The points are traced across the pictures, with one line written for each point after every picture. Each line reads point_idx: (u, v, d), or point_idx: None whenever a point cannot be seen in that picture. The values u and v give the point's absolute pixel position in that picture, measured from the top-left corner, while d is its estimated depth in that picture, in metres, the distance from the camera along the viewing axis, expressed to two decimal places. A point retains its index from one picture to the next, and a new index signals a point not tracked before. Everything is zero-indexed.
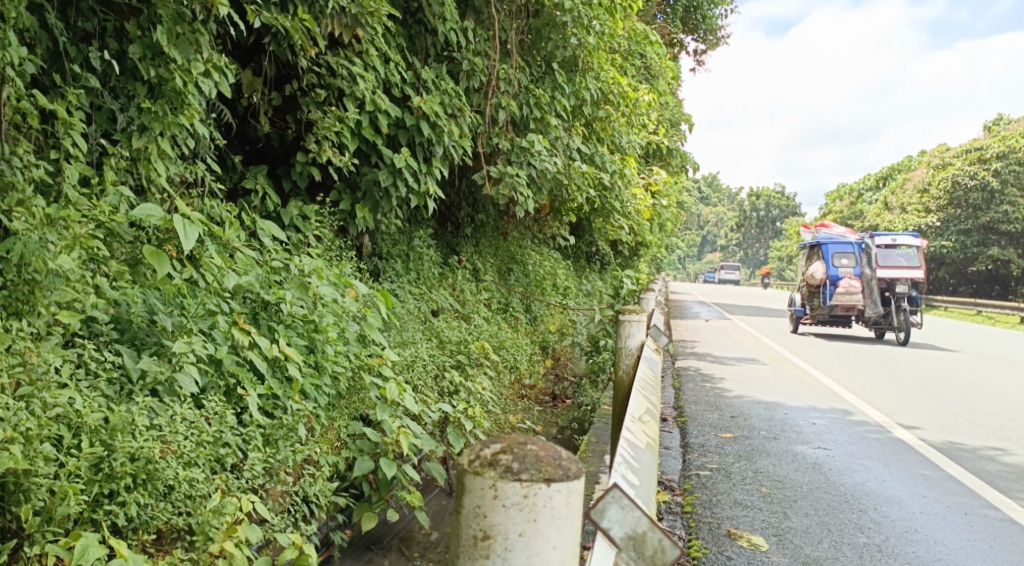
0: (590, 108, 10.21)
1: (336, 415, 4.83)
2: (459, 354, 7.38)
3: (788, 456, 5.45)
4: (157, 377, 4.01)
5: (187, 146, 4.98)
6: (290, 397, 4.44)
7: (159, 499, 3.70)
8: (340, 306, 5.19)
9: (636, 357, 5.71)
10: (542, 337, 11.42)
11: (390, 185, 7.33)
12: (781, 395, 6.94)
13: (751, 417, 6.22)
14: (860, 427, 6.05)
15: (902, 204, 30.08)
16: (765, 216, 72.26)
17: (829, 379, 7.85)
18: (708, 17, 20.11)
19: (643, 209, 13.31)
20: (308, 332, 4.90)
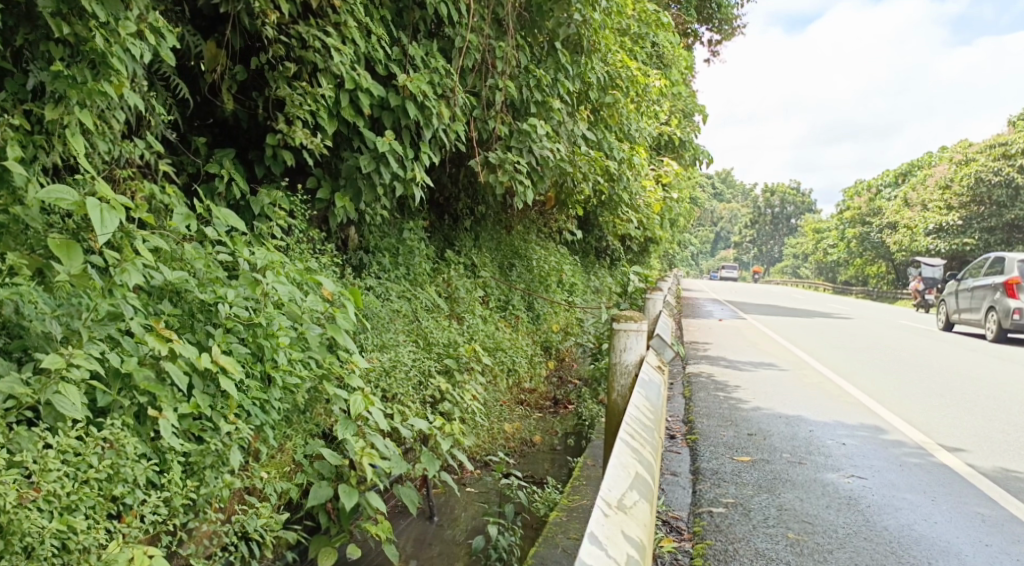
0: (596, 92, 9.53)
1: (290, 434, 4.27)
2: (447, 358, 6.76)
3: (818, 488, 4.76)
4: (23, 403, 3.46)
5: (117, 119, 4.37)
6: (224, 417, 3.95)
7: (20, 554, 3.27)
8: (297, 305, 4.56)
9: (633, 376, 4.93)
10: (545, 336, 10.79)
11: (373, 172, 6.68)
12: (803, 408, 6.26)
13: (770, 436, 5.53)
14: (898, 449, 5.36)
15: (923, 200, 29.22)
16: (780, 212, 71.37)
17: (858, 389, 7.14)
18: (723, 6, 19.33)
19: (653, 203, 12.63)
20: (259, 335, 4.26)
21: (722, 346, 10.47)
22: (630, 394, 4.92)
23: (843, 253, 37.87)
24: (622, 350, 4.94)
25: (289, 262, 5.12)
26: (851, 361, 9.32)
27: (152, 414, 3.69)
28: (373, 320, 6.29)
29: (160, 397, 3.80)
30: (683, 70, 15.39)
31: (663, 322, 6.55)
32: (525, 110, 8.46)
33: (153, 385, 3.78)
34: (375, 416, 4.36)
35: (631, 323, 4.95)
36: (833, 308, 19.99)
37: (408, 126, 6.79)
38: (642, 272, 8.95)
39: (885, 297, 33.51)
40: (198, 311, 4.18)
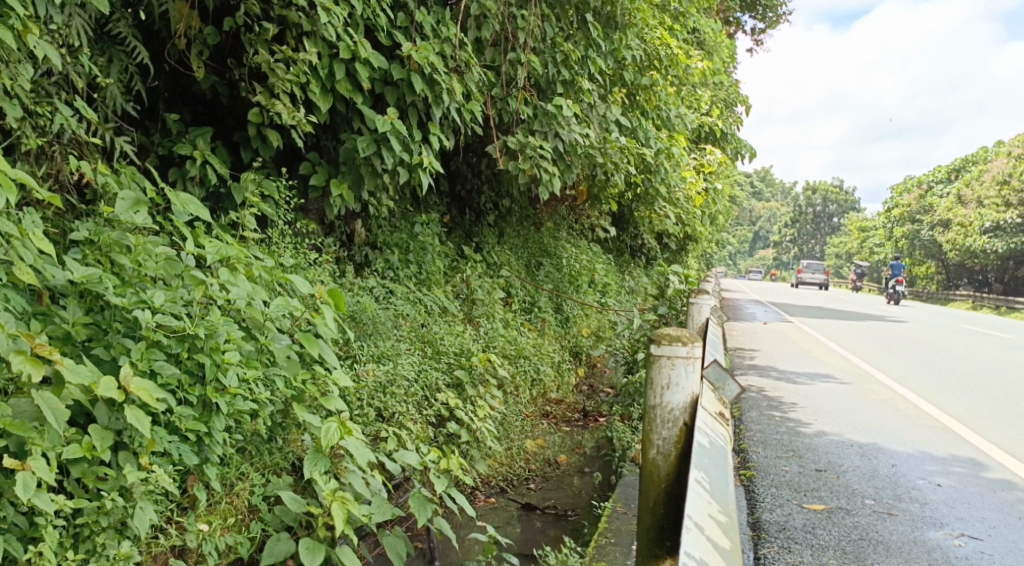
0: (630, 72, 8.66)
1: (237, 475, 3.62)
2: (457, 369, 5.95)
3: (921, 555, 3.85)
4: None
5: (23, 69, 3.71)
6: (134, 463, 3.30)
7: None
8: (260, 311, 3.77)
9: (680, 429, 3.76)
10: (574, 341, 9.95)
11: (375, 156, 5.85)
12: (879, 437, 5.34)
13: (846, 476, 4.63)
14: (1012, 498, 4.44)
15: (979, 196, 27.88)
16: (822, 211, 69.80)
17: (943, 414, 6.18)
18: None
19: (693, 195, 11.70)
20: (200, 349, 3.54)
21: (771, 353, 9.52)
22: (672, 452, 3.77)
23: (890, 252, 36.47)
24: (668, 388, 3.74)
25: (261, 259, 4.32)
26: (920, 373, 8.36)
27: (10, 466, 3.01)
28: (371, 328, 5.48)
29: (27, 440, 3.11)
30: (726, 55, 14.39)
31: (714, 333, 5.65)
32: (551, 90, 7.61)
33: (16, 423, 3.09)
34: (359, 452, 3.52)
35: (683, 348, 3.73)
36: (884, 311, 18.87)
37: (418, 103, 5.95)
38: (680, 270, 7.98)
39: (935, 298, 32.14)
40: (117, 319, 3.48)
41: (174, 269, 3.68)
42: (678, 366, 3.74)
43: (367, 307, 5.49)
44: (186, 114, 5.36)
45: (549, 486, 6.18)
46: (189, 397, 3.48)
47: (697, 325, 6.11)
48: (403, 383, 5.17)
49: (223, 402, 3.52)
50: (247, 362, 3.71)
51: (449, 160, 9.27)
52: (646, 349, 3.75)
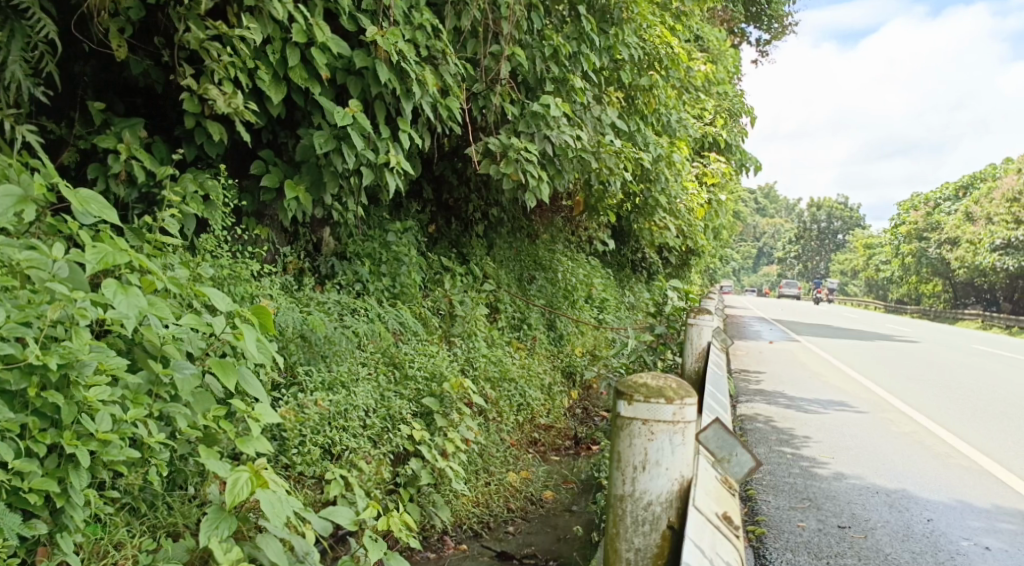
0: (627, 71, 8.02)
1: (101, 533, 3.25)
2: (425, 396, 5.27)
3: None
4: None
5: None
6: None
7: None
8: (157, 333, 3.41)
9: (658, 535, 3.38)
10: (567, 361, 9.27)
11: (336, 155, 5.18)
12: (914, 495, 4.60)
13: (881, 551, 3.92)
14: None
15: (990, 213, 27.16)
16: (827, 228, 69.07)
17: (983, 460, 5.45)
18: (773, 2, 17.62)
19: (695, 207, 11.05)
20: (61, 386, 3.20)
21: (778, 376, 8.82)
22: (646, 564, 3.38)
23: (897, 269, 35.73)
24: (643, 470, 3.37)
25: (177, 271, 3.67)
26: (943, 401, 7.65)
27: None
28: (323, 352, 4.78)
29: None
30: (731, 63, 13.75)
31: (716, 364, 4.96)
32: (540, 88, 6.96)
33: None
34: (269, 509, 2.83)
35: (667, 414, 3.35)
36: (896, 330, 18.12)
37: (385, 95, 5.28)
38: (679, 286, 7.29)
39: (945, 316, 31.35)
40: None
41: (40, 279, 3.33)
42: (658, 438, 3.36)
43: (320, 327, 4.80)
44: (116, 105, 4.71)
45: (532, 529, 5.48)
46: (35, 446, 3.09)
47: (697, 351, 5.45)
48: (359, 413, 4.48)
49: (77, 452, 3.12)
50: (133, 398, 3.34)
51: (432, 166, 8.63)
52: (614, 408, 3.38)
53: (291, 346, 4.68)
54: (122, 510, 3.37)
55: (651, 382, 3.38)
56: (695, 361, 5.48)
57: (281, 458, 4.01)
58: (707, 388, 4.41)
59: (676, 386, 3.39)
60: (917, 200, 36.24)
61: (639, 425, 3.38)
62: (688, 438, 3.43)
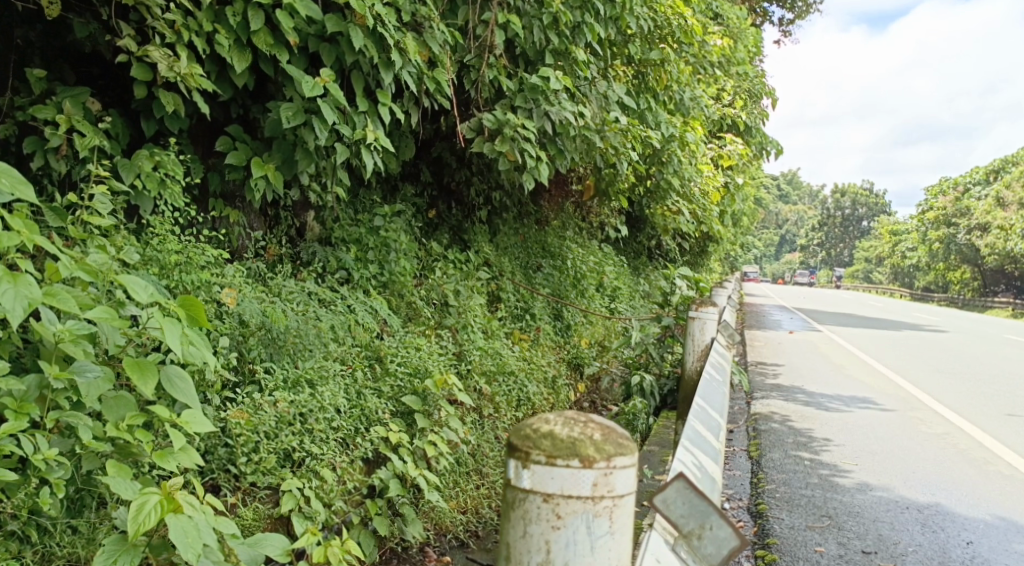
0: (636, 45, 7.52)
1: None
2: (406, 393, 4.83)
3: None
4: None
5: None
6: None
7: None
8: (48, 330, 3.14)
9: None
10: (575, 352, 8.82)
11: (306, 131, 4.74)
12: (949, 523, 4.15)
13: None
14: None
15: (1018, 199, 26.36)
16: (850, 215, 67.99)
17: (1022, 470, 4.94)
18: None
19: (710, 190, 10.53)
20: None
21: (795, 370, 8.31)
22: None
23: (922, 256, 34.95)
24: None
25: (92, 257, 3.38)
26: (974, 398, 7.12)
27: None
28: (289, 346, 4.33)
29: None
30: (751, 42, 13.19)
31: (717, 361, 4.47)
32: (540, 61, 6.48)
33: None
34: (178, 540, 2.69)
35: (583, 487, 2.28)
36: (921, 318, 17.51)
37: (363, 64, 4.85)
38: (689, 273, 6.81)
39: (971, 304, 30.59)
40: None
41: None
42: (567, 525, 2.28)
43: (285, 318, 4.36)
44: (67, 76, 4.31)
45: None
46: None
47: (699, 348, 4.94)
48: (325, 414, 4.05)
49: None
50: (18, 407, 3.07)
51: (431, 147, 8.18)
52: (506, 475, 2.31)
53: (252, 339, 4.24)
54: (11, 538, 3.08)
55: (561, 433, 2.33)
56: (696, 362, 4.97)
57: (229, 468, 3.62)
58: (697, 403, 3.65)
59: (600, 443, 2.32)
60: (943, 184, 35.39)
61: (539, 503, 2.29)
62: (618, 528, 2.33)
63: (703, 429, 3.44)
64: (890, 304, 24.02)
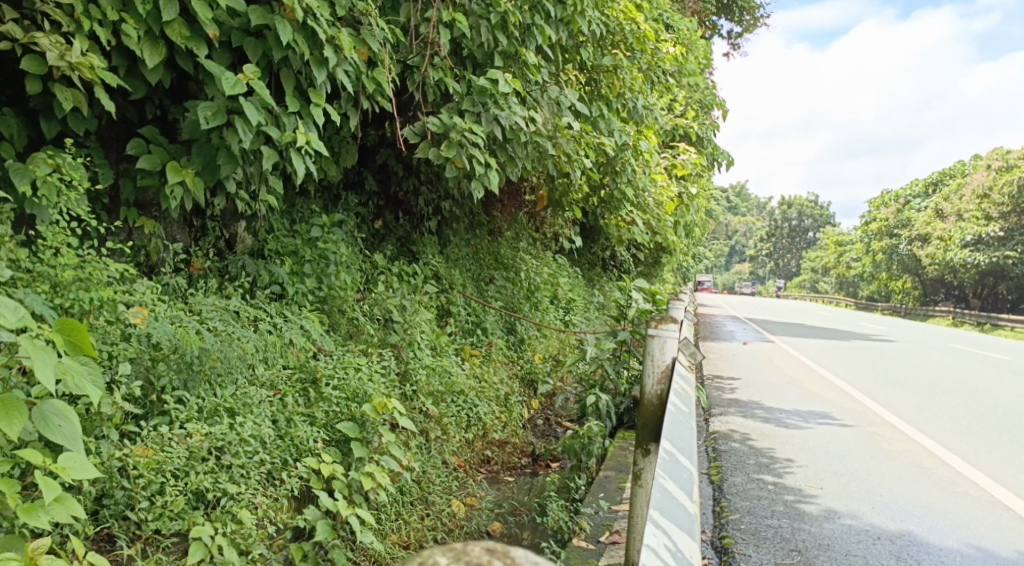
0: (588, 49, 7.20)
1: None
2: (340, 420, 4.41)
3: None
4: None
5: None
6: None
7: None
8: None
9: None
10: (527, 368, 8.45)
11: (228, 134, 4.32)
12: (926, 556, 3.84)
13: None
14: None
15: (958, 210, 26.62)
16: (799, 226, 68.72)
17: (998, 492, 4.65)
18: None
19: (664, 200, 10.24)
20: None
21: (753, 384, 8.02)
22: None
23: (870, 266, 35.24)
24: None
25: None
26: (941, 412, 6.86)
27: None
28: (207, 369, 3.89)
29: None
30: (703, 52, 13.00)
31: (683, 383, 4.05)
32: (488, 63, 6.10)
33: None
34: None
35: None
36: (873, 329, 17.43)
37: (293, 61, 4.45)
38: (645, 285, 6.50)
39: (911, 314, 30.82)
40: None
41: None
42: None
43: (205, 338, 3.96)
44: None
45: None
46: None
47: (658, 371, 4.28)
48: (246, 446, 3.71)
49: None
50: None
51: (375, 155, 7.78)
52: None
53: (161, 365, 3.79)
54: None
55: None
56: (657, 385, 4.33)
57: (126, 514, 3.35)
58: (665, 442, 3.26)
59: None
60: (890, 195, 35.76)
61: None
62: None
63: (672, 478, 3.04)
64: (839, 315, 24.04)
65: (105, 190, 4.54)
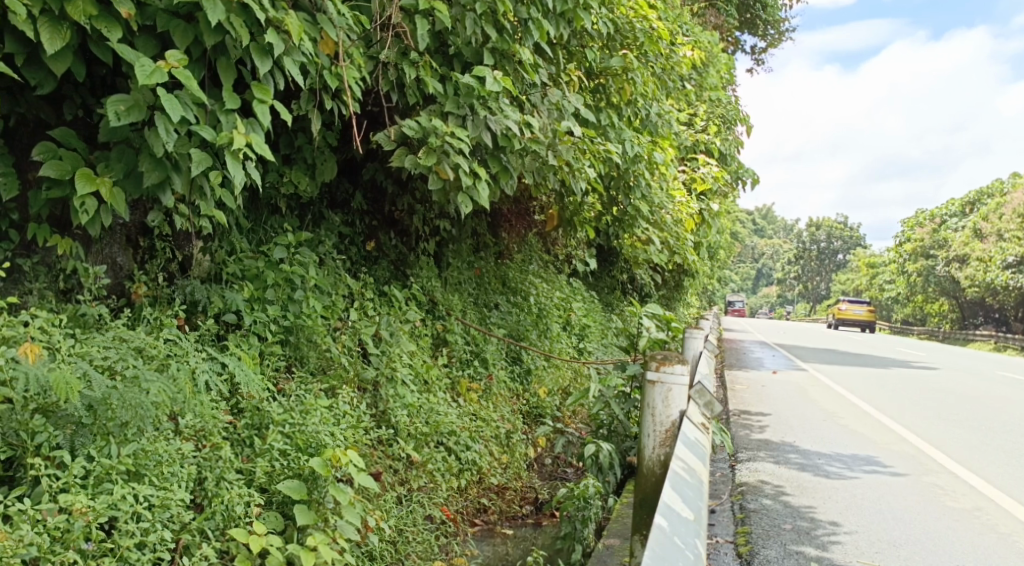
0: (593, 49, 6.44)
1: None
2: (286, 480, 3.65)
3: None
4: None
5: None
6: None
7: None
8: None
9: None
10: (535, 402, 7.65)
11: (149, 133, 3.58)
12: None
13: None
14: None
15: (998, 230, 25.50)
16: (827, 249, 67.40)
17: None
18: (769, 7, 16.09)
19: (684, 218, 9.44)
20: None
21: (784, 421, 7.17)
22: None
23: (903, 288, 34.06)
24: None
25: None
26: (1002, 454, 5.97)
27: None
28: (104, 423, 3.24)
29: None
30: (725, 63, 12.21)
31: (682, 476, 3.37)
32: (476, 60, 5.35)
33: None
34: None
35: None
36: (913, 355, 16.40)
37: (230, 48, 3.71)
38: (658, 311, 5.64)
39: (951, 339, 29.62)
40: None
41: None
42: None
43: (89, 383, 3.24)
44: None
45: None
46: None
47: (663, 429, 3.75)
48: (157, 515, 3.16)
49: None
50: None
51: (361, 169, 7.04)
52: None
53: (37, 422, 3.12)
54: None
55: None
56: (660, 448, 3.77)
57: None
58: None
59: None
60: (922, 215, 34.64)
61: None
62: None
63: None
64: (871, 341, 22.95)
65: (12, 204, 3.92)
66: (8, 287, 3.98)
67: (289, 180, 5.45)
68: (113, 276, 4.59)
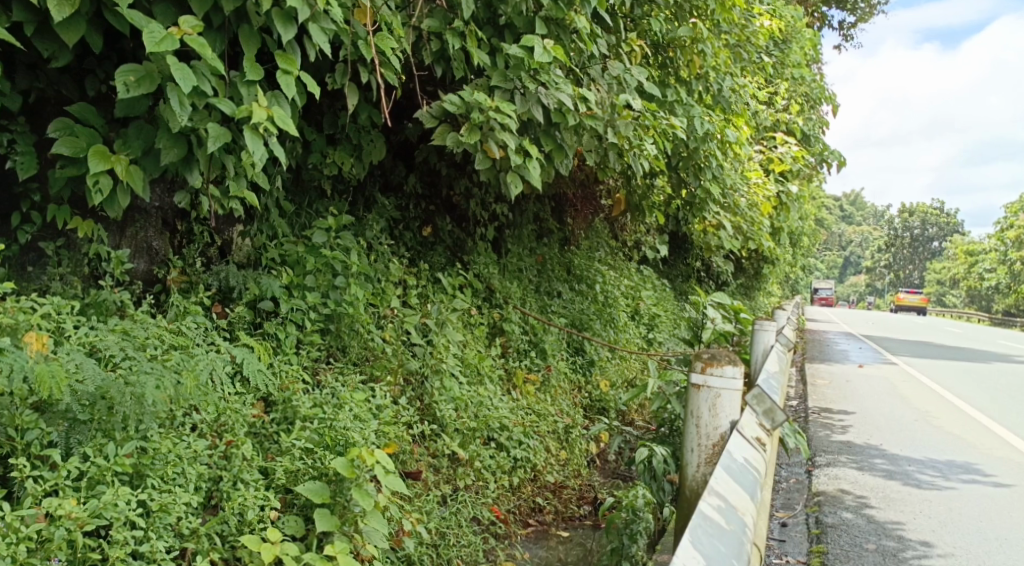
0: (658, 19, 6.01)
1: None
2: (310, 483, 3.39)
3: None
4: None
5: None
6: None
7: None
8: None
9: None
10: (599, 396, 7.29)
11: (164, 107, 3.33)
12: None
13: None
14: None
15: None
16: (917, 236, 64.96)
17: None
18: None
19: (760, 201, 8.93)
20: None
21: (869, 421, 6.66)
22: None
23: (1001, 277, 32.40)
24: None
25: None
26: None
27: None
28: (104, 421, 3.05)
29: None
30: (808, 37, 11.56)
31: (716, 522, 2.70)
32: (527, 30, 5.00)
33: None
34: None
35: None
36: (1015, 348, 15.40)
37: (251, 15, 3.44)
38: (725, 300, 5.33)
39: None
40: None
41: None
42: None
43: (81, 376, 3.05)
44: None
45: None
46: None
47: (707, 443, 3.32)
48: (156, 521, 2.96)
49: None
50: None
51: (415, 151, 6.75)
52: None
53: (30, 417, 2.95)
54: None
55: None
56: (705, 467, 3.35)
57: None
58: None
59: None
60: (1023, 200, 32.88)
61: None
62: None
63: None
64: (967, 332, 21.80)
65: (34, 185, 3.75)
66: (36, 271, 3.82)
67: (332, 161, 5.19)
68: (147, 261, 4.41)
